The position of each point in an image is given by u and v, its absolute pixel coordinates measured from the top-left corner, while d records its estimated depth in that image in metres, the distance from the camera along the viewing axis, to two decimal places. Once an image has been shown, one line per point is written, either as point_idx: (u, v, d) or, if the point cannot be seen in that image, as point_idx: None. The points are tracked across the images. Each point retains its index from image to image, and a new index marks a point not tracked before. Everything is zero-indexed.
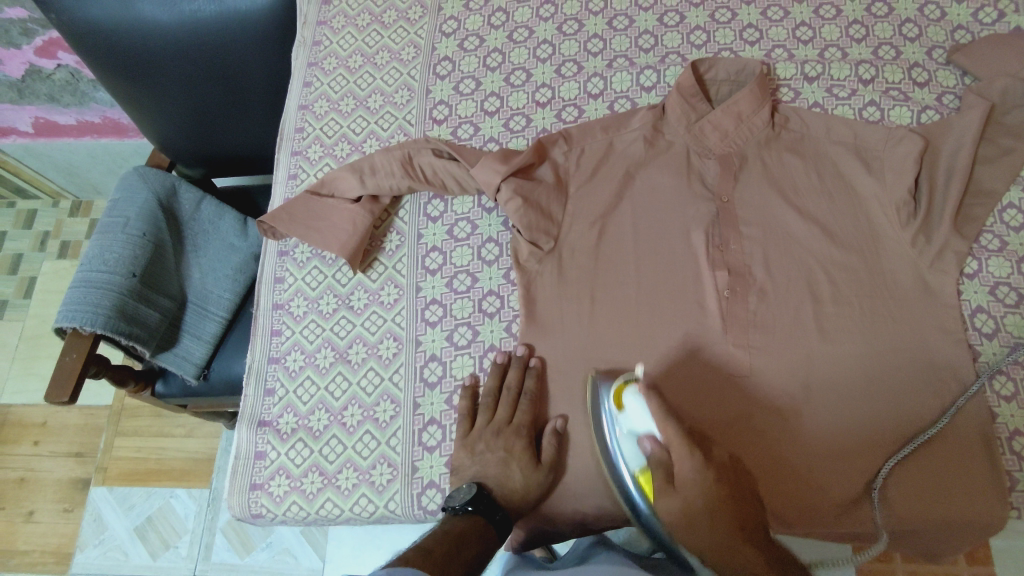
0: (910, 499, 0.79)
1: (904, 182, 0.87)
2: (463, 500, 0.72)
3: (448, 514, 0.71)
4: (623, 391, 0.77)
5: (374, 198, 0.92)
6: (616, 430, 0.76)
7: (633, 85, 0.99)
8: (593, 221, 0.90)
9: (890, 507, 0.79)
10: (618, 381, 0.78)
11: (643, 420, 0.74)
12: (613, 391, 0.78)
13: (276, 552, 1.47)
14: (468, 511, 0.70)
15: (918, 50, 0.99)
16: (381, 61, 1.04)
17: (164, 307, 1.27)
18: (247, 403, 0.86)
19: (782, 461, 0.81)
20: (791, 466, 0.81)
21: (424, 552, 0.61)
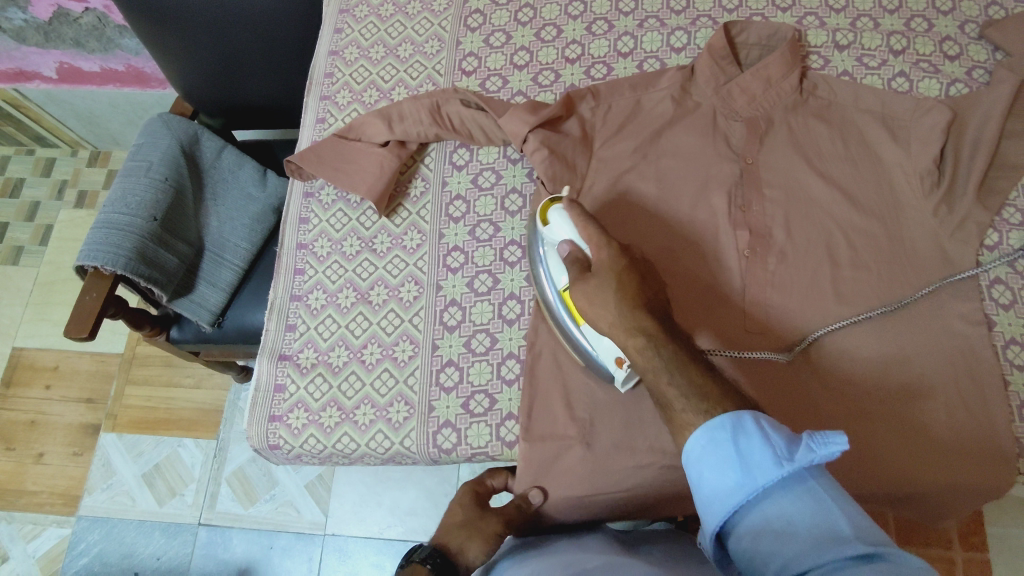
0: (917, 460, 0.79)
1: (929, 151, 0.88)
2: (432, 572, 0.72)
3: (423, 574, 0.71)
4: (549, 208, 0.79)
5: (402, 144, 0.93)
6: (544, 240, 0.79)
7: (663, 45, 0.99)
8: (617, 177, 0.92)
9: (899, 471, 0.79)
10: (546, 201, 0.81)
11: (561, 230, 0.76)
12: (540, 209, 0.80)
13: (279, 504, 1.49)
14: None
15: (951, 24, 0.99)
16: (413, 11, 1.03)
17: (183, 252, 1.28)
18: (268, 337, 0.86)
19: (792, 424, 0.81)
20: (802, 430, 0.81)
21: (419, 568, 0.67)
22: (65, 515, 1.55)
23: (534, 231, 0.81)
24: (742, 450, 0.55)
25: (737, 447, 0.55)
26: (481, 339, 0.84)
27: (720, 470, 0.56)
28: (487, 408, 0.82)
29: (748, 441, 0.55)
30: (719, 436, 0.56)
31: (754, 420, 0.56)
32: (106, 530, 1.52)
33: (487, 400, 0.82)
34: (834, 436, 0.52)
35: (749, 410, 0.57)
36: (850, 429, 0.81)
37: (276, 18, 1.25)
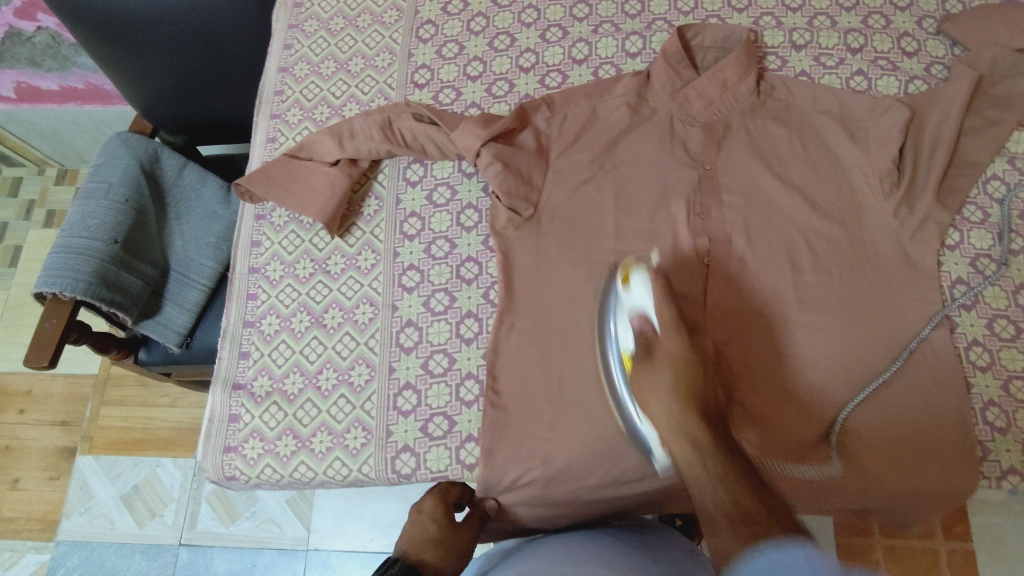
0: (880, 469, 0.78)
1: (887, 151, 0.87)
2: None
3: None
4: (632, 272, 0.79)
5: (354, 162, 0.91)
6: (620, 305, 0.79)
7: (618, 51, 0.97)
8: (574, 188, 0.90)
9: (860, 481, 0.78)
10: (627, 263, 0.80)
11: (643, 296, 0.76)
12: (622, 272, 0.80)
13: (261, 521, 1.48)
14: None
15: (909, 19, 0.97)
16: (363, 24, 1.01)
17: (147, 273, 1.25)
18: (221, 366, 0.84)
19: (750, 427, 0.81)
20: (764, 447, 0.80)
21: None
22: (43, 540, 1.53)
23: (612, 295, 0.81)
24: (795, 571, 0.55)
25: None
26: (438, 359, 0.83)
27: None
28: (447, 430, 0.80)
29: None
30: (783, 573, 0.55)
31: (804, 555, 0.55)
32: (86, 554, 1.50)
33: (446, 423, 0.81)
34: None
35: (800, 546, 0.56)
36: (814, 434, 0.80)
37: (229, 30, 1.22)
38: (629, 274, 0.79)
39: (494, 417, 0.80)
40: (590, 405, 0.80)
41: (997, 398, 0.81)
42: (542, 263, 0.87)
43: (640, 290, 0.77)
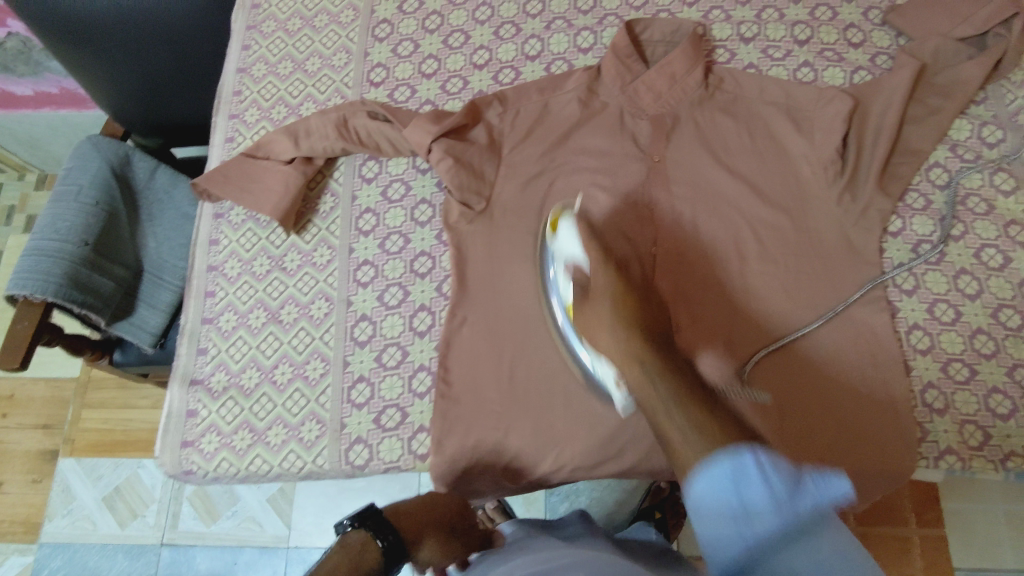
0: (823, 443, 0.80)
1: (831, 140, 0.88)
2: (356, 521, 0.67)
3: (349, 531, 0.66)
4: (559, 219, 0.84)
5: (308, 160, 0.93)
6: (554, 261, 0.83)
7: (570, 46, 0.99)
8: (526, 182, 0.91)
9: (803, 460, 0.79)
10: (553, 215, 0.85)
11: (570, 241, 0.80)
12: (550, 221, 0.85)
13: (242, 520, 1.49)
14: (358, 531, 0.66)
15: (855, 11, 0.99)
16: (319, 24, 1.02)
17: (120, 275, 1.26)
18: (179, 362, 0.86)
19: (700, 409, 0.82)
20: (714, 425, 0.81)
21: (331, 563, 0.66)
22: (26, 543, 1.54)
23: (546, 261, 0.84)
24: (744, 494, 0.52)
25: (740, 496, 0.53)
26: (392, 352, 0.85)
27: (722, 517, 0.53)
28: (399, 421, 0.82)
29: (749, 486, 0.52)
30: (721, 480, 0.53)
31: (754, 457, 0.53)
32: (69, 555, 1.51)
33: (399, 414, 0.83)
34: (836, 478, 0.53)
35: (748, 448, 0.54)
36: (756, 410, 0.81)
37: (194, 33, 1.25)
38: (556, 222, 0.84)
39: (446, 408, 0.82)
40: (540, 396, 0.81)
41: (935, 380, 0.82)
42: (495, 255, 0.88)
43: (567, 234, 0.81)
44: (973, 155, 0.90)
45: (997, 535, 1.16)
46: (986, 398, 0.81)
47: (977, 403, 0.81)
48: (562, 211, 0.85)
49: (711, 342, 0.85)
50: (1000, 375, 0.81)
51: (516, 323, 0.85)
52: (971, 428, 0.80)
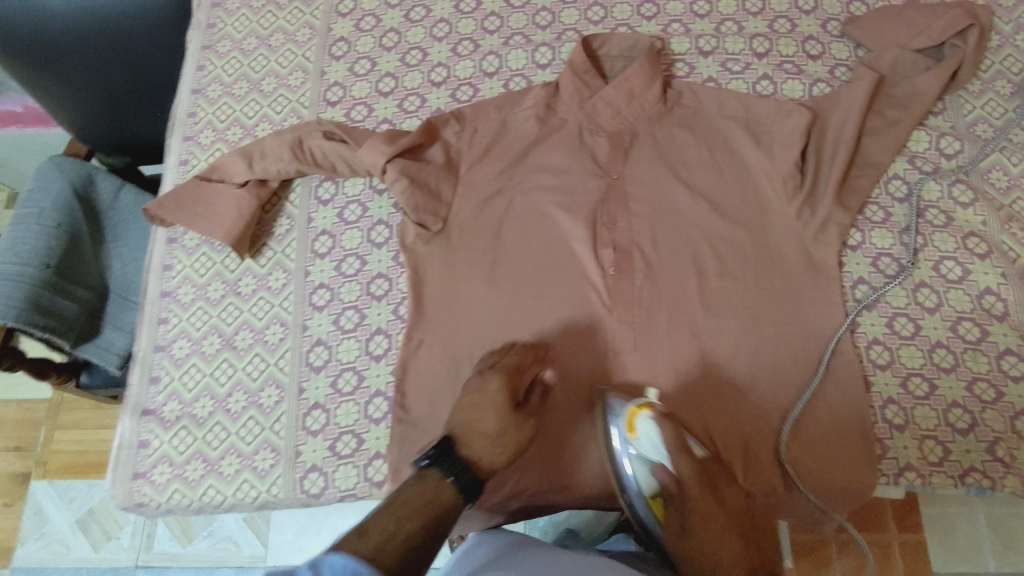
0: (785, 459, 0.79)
1: (790, 154, 0.87)
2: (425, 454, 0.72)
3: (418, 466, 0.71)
4: (636, 417, 0.78)
5: (263, 183, 0.91)
6: (630, 454, 0.79)
7: (528, 62, 0.98)
8: (484, 201, 0.90)
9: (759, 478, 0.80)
10: (631, 404, 0.79)
11: (657, 449, 0.77)
12: (624, 416, 0.79)
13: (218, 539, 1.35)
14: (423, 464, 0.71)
15: (814, 22, 0.98)
16: (276, 43, 1.01)
17: (81, 296, 1.19)
18: (131, 391, 0.85)
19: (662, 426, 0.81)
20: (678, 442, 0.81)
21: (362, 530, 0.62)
22: None
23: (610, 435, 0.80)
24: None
25: None
26: (348, 378, 0.84)
27: None
28: (355, 448, 0.81)
29: None
30: None
31: None
32: None
33: (354, 441, 0.81)
34: None
35: None
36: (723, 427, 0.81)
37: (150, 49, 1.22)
38: (633, 421, 0.78)
39: (403, 433, 0.80)
40: None
41: (896, 395, 0.81)
42: (453, 276, 0.87)
43: (652, 439, 0.77)
44: (932, 167, 0.90)
45: (980, 539, 1.09)
46: (946, 413, 0.80)
47: (936, 418, 0.80)
48: (640, 403, 0.78)
49: (662, 365, 0.84)
50: (959, 389, 0.81)
51: (474, 345, 0.84)
52: (930, 443, 0.79)
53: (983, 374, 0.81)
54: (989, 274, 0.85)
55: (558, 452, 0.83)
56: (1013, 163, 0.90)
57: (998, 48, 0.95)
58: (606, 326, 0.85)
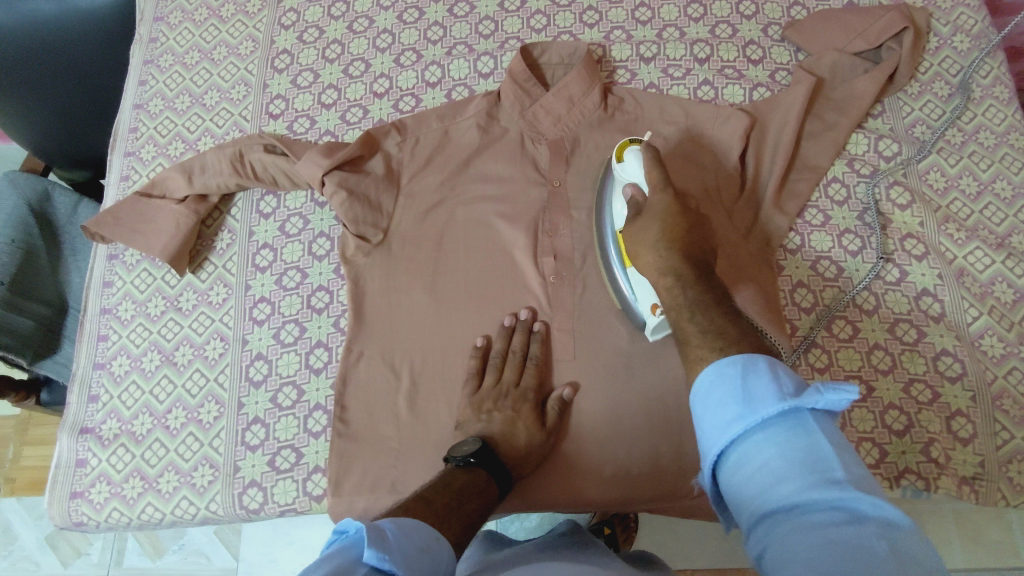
0: None
1: (729, 159, 0.87)
2: (467, 452, 0.72)
3: (452, 465, 0.72)
4: (627, 148, 0.83)
5: (203, 198, 0.91)
6: (617, 177, 0.83)
7: (470, 72, 0.98)
8: (425, 212, 0.90)
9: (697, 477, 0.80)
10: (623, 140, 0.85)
11: (635, 171, 0.80)
12: (620, 147, 0.85)
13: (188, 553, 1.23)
14: (471, 463, 0.71)
15: (755, 27, 0.99)
16: (218, 57, 1.01)
17: (39, 313, 1.12)
18: (69, 411, 0.84)
19: (603, 431, 0.82)
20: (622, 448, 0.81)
21: (425, 502, 0.63)
22: None
23: (609, 176, 0.85)
24: (749, 387, 0.46)
25: (743, 384, 0.46)
26: (287, 392, 0.83)
27: (722, 405, 0.46)
28: (294, 463, 0.81)
29: (756, 381, 0.46)
30: (727, 372, 0.48)
31: (769, 363, 0.48)
32: None
33: (293, 455, 0.81)
34: (845, 385, 0.44)
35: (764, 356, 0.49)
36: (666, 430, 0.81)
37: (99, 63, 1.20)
38: (624, 150, 0.83)
39: (341, 447, 0.80)
40: (436, 433, 0.80)
41: None
42: (393, 287, 0.87)
43: (634, 163, 0.81)
44: (870, 169, 0.91)
45: (948, 538, 1.03)
46: (883, 415, 0.80)
47: (873, 420, 0.80)
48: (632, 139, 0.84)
49: (604, 385, 0.83)
50: (897, 391, 0.81)
51: (412, 356, 0.84)
52: (866, 446, 0.80)
53: (919, 375, 0.81)
54: (926, 275, 0.85)
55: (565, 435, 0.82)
56: (949, 164, 0.91)
57: (936, 50, 0.96)
58: (548, 334, 0.85)
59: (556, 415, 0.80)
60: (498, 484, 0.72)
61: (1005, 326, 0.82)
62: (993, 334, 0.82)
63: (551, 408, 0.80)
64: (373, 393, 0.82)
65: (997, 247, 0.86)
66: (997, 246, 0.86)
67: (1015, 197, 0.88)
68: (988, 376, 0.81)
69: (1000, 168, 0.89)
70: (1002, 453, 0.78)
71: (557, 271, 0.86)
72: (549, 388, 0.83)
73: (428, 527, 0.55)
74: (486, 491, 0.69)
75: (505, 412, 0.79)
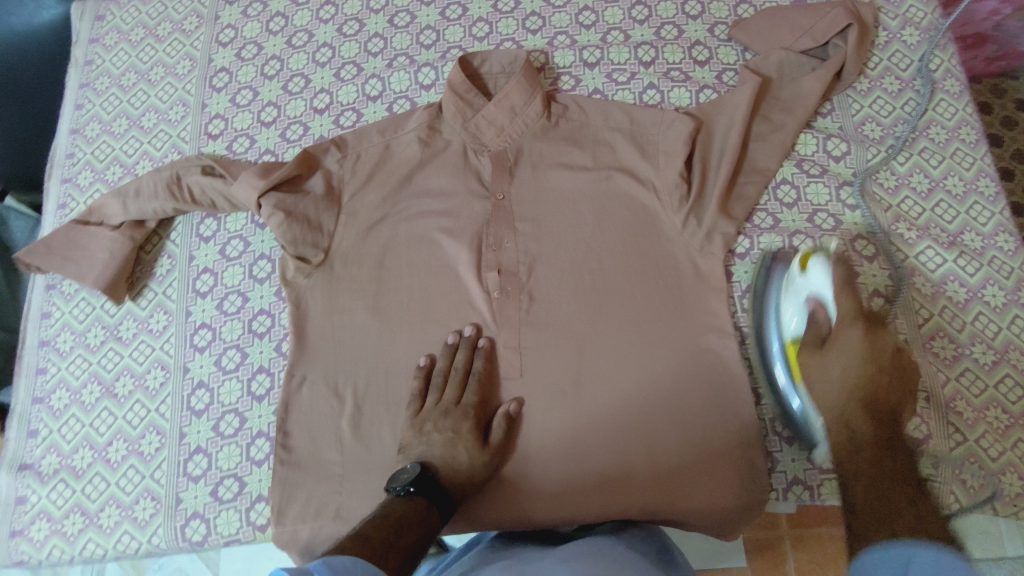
0: (666, 476, 0.79)
1: (674, 165, 0.85)
2: (406, 481, 0.70)
3: (390, 497, 0.69)
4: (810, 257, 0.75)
5: (140, 223, 0.89)
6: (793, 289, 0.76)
7: (412, 84, 0.96)
8: (367, 229, 0.88)
9: (648, 493, 0.79)
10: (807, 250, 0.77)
11: (818, 283, 0.72)
12: (800, 257, 0.77)
13: None
14: (410, 493, 0.69)
15: (700, 28, 0.97)
16: (155, 77, 1.00)
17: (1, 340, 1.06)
18: (9, 446, 0.83)
19: (551, 449, 0.80)
20: (571, 466, 0.80)
21: (361, 537, 0.59)
22: None
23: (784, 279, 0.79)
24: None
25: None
26: (229, 420, 0.82)
27: None
28: (236, 492, 0.79)
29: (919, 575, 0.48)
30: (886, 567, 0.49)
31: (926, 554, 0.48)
32: None
33: (236, 484, 0.80)
34: None
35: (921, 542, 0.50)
36: (615, 447, 0.80)
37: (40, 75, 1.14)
38: (807, 259, 0.75)
39: (285, 474, 0.78)
40: (380, 457, 0.79)
41: None
42: (335, 309, 0.85)
43: (818, 275, 0.72)
44: (819, 170, 0.89)
45: None
46: None
47: None
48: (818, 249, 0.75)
49: (553, 404, 0.81)
50: None
51: (354, 375, 0.82)
52: None
53: None
54: (878, 276, 0.83)
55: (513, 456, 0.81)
56: (899, 163, 0.89)
57: (885, 45, 0.94)
58: (492, 350, 0.83)
59: (501, 433, 0.78)
60: (440, 510, 0.69)
61: (956, 328, 0.81)
62: (943, 335, 0.81)
63: (496, 426, 0.78)
64: (316, 418, 0.81)
65: (948, 246, 0.84)
66: (948, 244, 0.84)
67: (965, 194, 0.86)
68: (938, 379, 0.79)
69: (950, 165, 0.88)
70: (956, 456, 0.77)
71: (501, 285, 0.84)
72: (495, 407, 0.82)
73: (363, 563, 0.50)
74: (428, 518, 0.67)
75: (445, 433, 0.76)
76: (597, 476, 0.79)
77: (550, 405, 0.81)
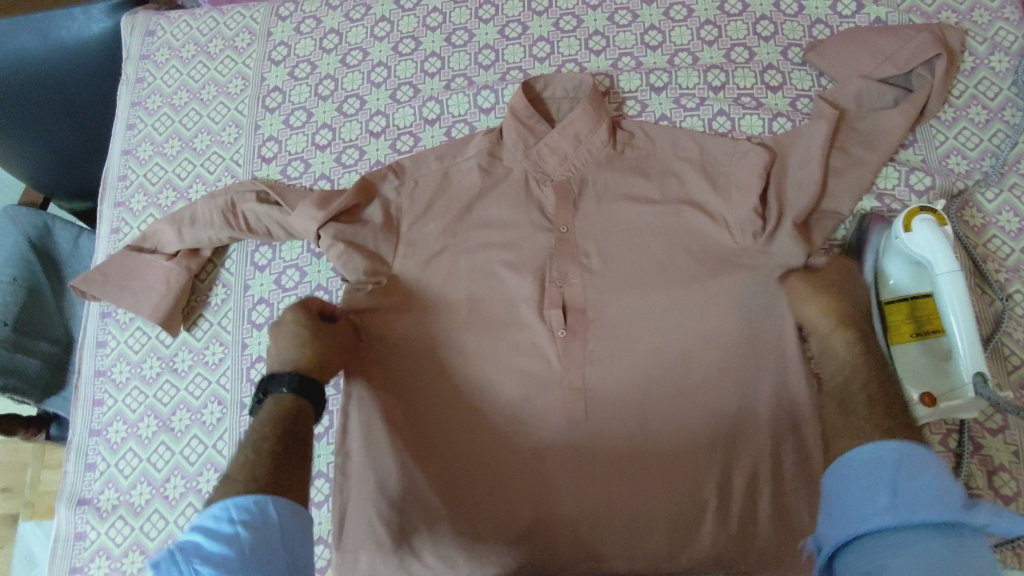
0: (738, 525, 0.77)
1: (749, 200, 0.80)
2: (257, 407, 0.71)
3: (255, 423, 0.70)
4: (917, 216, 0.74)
5: (194, 251, 0.88)
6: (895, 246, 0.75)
7: (470, 107, 0.93)
8: (426, 261, 0.84)
9: (718, 541, 0.77)
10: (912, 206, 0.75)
11: (928, 248, 0.72)
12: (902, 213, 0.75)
13: None
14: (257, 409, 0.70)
15: (773, 50, 0.93)
16: (208, 96, 0.98)
17: (50, 354, 1.05)
18: (67, 480, 0.83)
19: (618, 490, 0.78)
20: (640, 508, 0.78)
21: None
22: None
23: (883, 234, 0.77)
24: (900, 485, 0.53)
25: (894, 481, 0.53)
26: None
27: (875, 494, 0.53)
28: None
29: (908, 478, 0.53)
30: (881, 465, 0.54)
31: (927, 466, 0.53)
32: None
33: None
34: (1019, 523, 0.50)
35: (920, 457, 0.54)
36: (686, 490, 0.77)
37: None
38: (912, 217, 0.73)
39: None
40: None
41: None
42: (396, 343, 0.83)
43: (926, 238, 0.72)
44: (901, 205, 0.84)
45: None
46: None
47: None
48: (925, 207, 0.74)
49: (621, 443, 0.79)
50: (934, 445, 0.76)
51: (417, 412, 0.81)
52: None
53: (957, 427, 0.76)
54: None
55: (580, 497, 0.78)
56: (987, 200, 0.84)
57: (971, 71, 0.89)
58: (557, 391, 0.80)
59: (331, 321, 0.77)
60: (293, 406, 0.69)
61: None
62: None
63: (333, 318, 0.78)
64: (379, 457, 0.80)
65: None
66: None
67: None
68: None
69: None
70: None
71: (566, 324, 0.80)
72: (558, 447, 0.79)
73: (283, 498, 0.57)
74: (298, 420, 0.68)
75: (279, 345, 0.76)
76: (667, 518, 0.77)
77: (617, 445, 0.79)
